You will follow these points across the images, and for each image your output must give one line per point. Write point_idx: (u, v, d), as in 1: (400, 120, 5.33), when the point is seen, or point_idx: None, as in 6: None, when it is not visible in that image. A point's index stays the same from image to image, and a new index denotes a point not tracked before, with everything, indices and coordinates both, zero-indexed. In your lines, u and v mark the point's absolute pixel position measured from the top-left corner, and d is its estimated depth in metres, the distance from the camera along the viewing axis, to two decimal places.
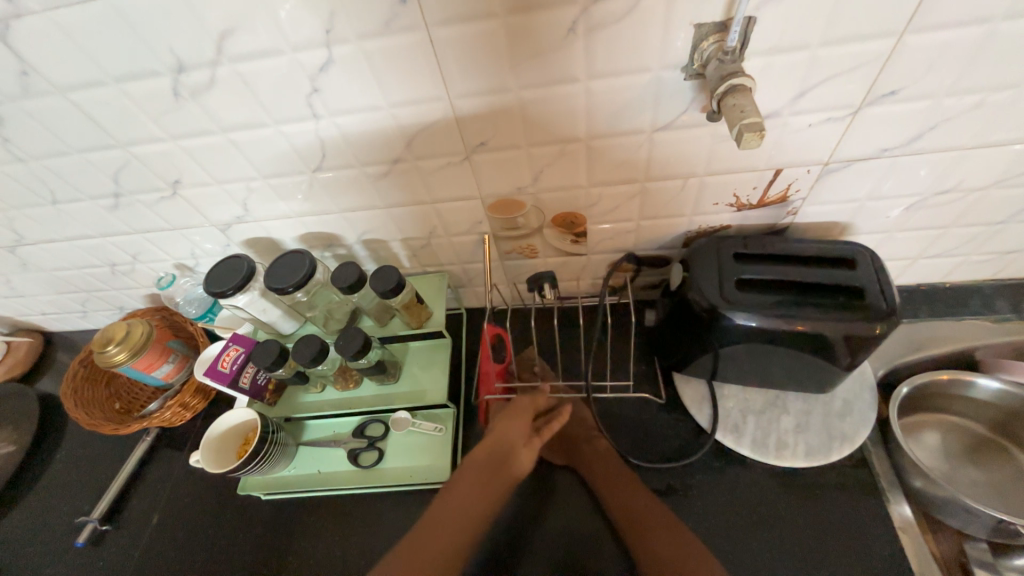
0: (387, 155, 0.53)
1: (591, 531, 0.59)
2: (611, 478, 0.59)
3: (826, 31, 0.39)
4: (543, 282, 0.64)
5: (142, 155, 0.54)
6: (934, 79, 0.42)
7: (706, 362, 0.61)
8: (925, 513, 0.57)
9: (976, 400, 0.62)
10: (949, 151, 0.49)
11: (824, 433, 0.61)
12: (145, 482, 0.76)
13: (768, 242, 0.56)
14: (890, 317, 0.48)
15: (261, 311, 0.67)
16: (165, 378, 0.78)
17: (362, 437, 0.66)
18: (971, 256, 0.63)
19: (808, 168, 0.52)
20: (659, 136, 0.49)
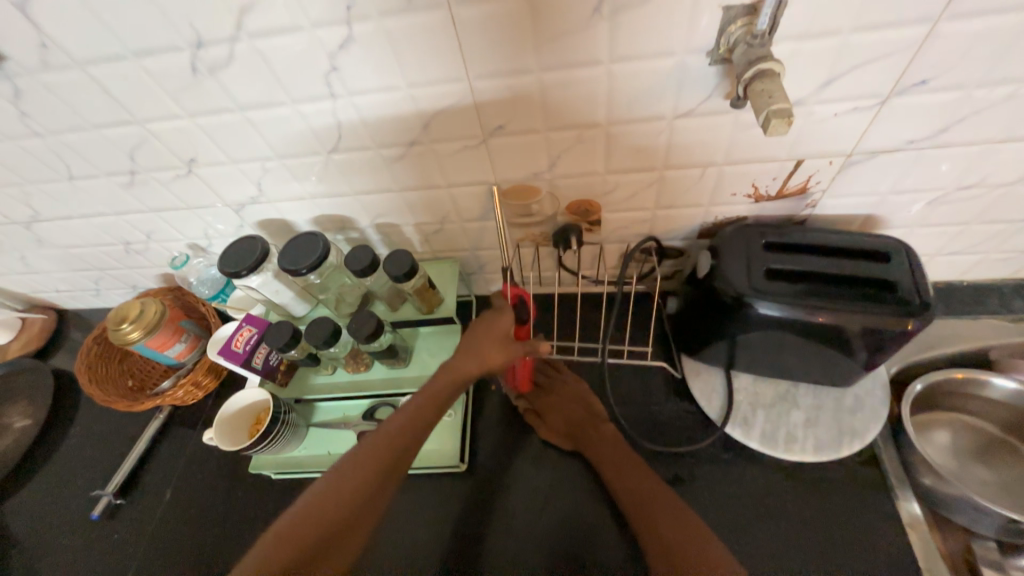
0: (403, 138, 0.53)
1: (601, 529, 0.59)
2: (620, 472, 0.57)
3: (859, 17, 0.38)
4: (569, 237, 0.62)
5: (159, 132, 0.54)
6: (967, 68, 0.41)
7: (722, 348, 0.61)
8: (933, 509, 0.57)
9: (990, 399, 0.61)
10: (977, 144, 0.48)
11: (834, 428, 0.61)
12: (157, 458, 0.78)
13: (803, 234, 0.55)
14: (923, 314, 0.47)
15: (274, 293, 0.67)
16: (178, 357, 0.80)
17: (372, 420, 0.66)
18: (992, 254, 0.62)
19: (829, 160, 0.51)
20: (679, 123, 0.48)
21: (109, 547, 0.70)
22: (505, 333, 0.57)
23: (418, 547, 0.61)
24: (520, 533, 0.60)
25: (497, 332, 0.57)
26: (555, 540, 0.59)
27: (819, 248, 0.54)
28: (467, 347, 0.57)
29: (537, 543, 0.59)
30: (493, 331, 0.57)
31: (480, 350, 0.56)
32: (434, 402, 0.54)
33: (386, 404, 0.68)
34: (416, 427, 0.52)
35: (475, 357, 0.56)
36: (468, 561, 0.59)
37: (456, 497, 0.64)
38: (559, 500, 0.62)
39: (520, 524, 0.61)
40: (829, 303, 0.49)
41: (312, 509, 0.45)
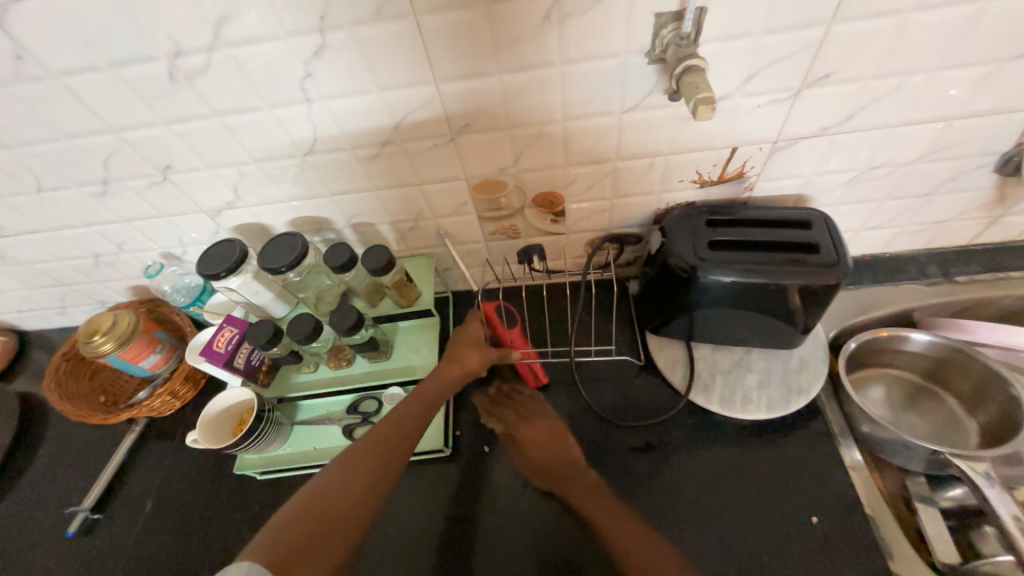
0: (376, 138, 0.57)
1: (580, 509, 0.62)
2: (596, 502, 0.59)
3: (768, 21, 0.45)
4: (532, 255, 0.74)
5: (134, 140, 0.56)
6: (860, 63, 0.48)
7: (682, 321, 0.67)
8: (872, 454, 0.64)
9: (913, 352, 0.68)
10: (879, 129, 0.55)
11: (784, 388, 0.67)
12: (134, 473, 0.76)
13: (740, 211, 0.62)
14: (843, 274, 0.54)
15: (254, 294, 0.67)
16: (153, 368, 0.80)
17: (356, 413, 0.69)
18: (905, 226, 0.70)
19: (759, 147, 0.58)
20: (627, 117, 0.54)
21: (87, 564, 0.69)
22: (476, 339, 0.69)
23: (406, 540, 0.63)
24: (503, 518, 0.63)
25: (470, 338, 0.68)
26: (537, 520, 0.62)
27: (755, 221, 0.61)
28: (450, 354, 0.67)
29: (520, 525, 0.62)
30: (468, 340, 0.68)
31: (458, 354, 0.67)
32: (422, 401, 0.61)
33: (370, 397, 0.70)
34: (405, 423, 0.58)
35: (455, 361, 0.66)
36: (456, 545, 0.62)
37: (444, 487, 0.67)
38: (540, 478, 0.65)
39: (504, 510, 0.63)
40: (766, 269, 0.55)
41: (311, 502, 0.48)
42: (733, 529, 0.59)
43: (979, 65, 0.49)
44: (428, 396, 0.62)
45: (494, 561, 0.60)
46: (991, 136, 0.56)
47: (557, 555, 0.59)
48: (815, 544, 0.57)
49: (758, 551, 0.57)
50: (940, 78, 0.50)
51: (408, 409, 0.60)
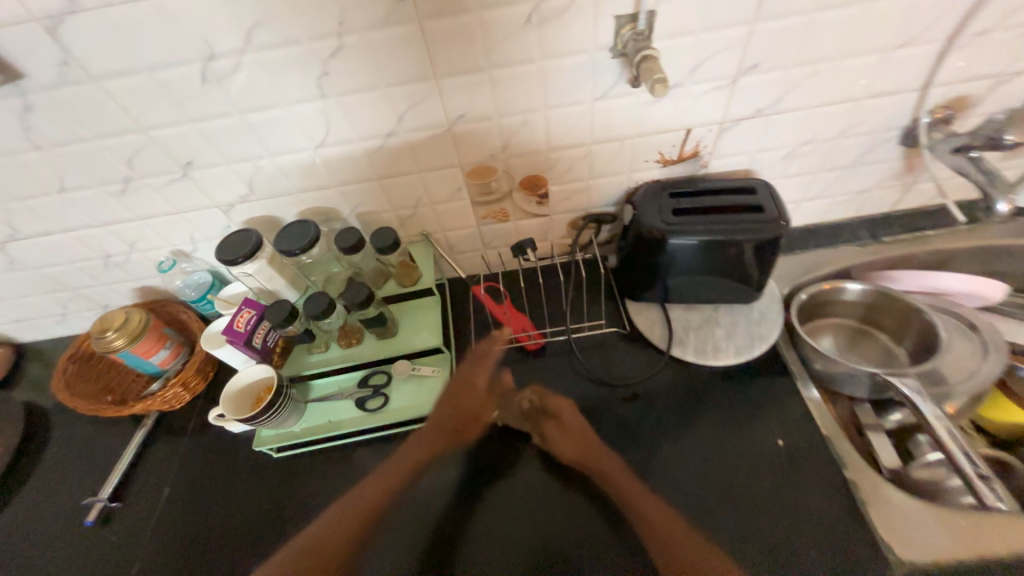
0: (381, 130, 0.64)
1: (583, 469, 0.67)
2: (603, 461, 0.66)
3: (705, 21, 0.56)
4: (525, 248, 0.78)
5: (161, 138, 0.62)
6: (781, 54, 0.60)
7: (658, 284, 0.76)
8: (825, 388, 0.73)
9: (851, 301, 0.79)
10: (803, 109, 0.67)
11: (748, 336, 0.76)
12: (148, 465, 0.79)
13: (698, 184, 0.72)
14: (783, 227, 0.65)
15: (268, 279, 0.72)
16: (162, 365, 0.83)
17: (367, 386, 0.75)
18: (837, 196, 0.83)
19: (709, 128, 0.69)
20: (598, 105, 0.64)
21: (105, 550, 0.71)
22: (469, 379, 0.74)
23: (417, 522, 0.65)
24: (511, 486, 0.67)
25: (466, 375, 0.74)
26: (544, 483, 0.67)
27: (711, 191, 0.71)
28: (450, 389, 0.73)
29: (528, 489, 0.67)
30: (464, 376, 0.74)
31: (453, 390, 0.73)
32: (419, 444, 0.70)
33: (379, 373, 0.77)
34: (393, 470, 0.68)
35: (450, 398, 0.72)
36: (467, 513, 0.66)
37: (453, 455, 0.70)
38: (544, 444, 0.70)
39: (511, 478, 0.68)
40: (720, 228, 0.66)
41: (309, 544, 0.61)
42: (714, 461, 0.67)
43: (872, 53, 0.61)
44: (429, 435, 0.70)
45: (506, 527, 0.64)
46: (891, 112, 0.69)
47: (564, 514, 0.64)
48: (782, 465, 0.66)
49: (732, 474, 0.66)
50: (843, 65, 0.62)
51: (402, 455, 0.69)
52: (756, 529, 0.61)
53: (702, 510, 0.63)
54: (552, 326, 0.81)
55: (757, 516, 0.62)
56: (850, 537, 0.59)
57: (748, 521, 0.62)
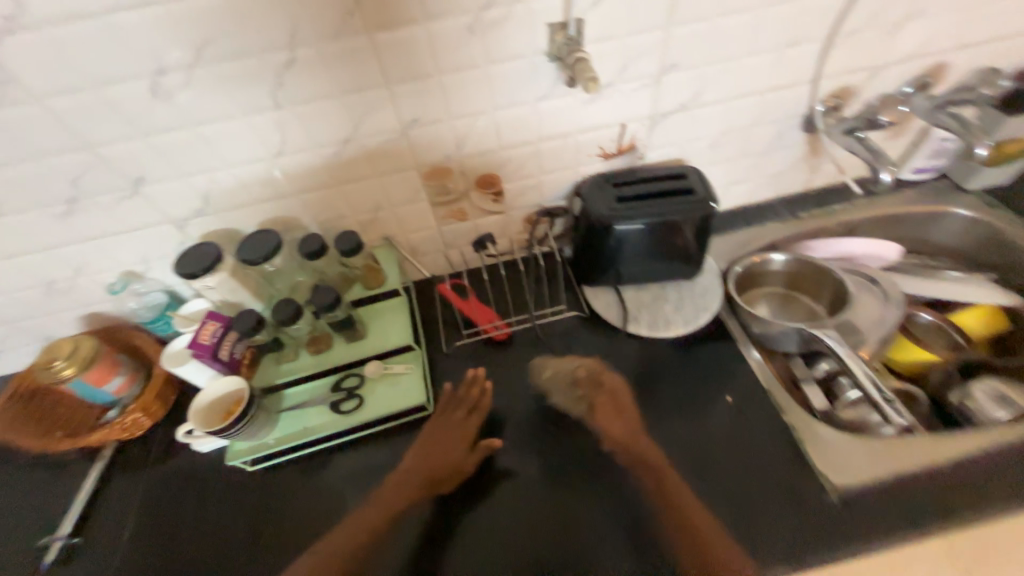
0: (338, 136, 0.67)
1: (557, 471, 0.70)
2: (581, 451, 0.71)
3: (626, 27, 0.63)
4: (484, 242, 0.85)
5: (110, 155, 0.62)
6: (694, 54, 0.69)
7: (610, 268, 0.83)
8: (764, 347, 0.82)
9: (779, 270, 0.89)
10: (719, 102, 0.76)
11: (694, 309, 0.84)
12: (109, 497, 0.76)
13: (637, 173, 0.80)
14: (712, 206, 0.73)
15: (231, 292, 0.73)
16: (117, 392, 0.80)
17: (340, 389, 0.76)
18: (759, 179, 0.93)
19: (641, 123, 0.77)
20: (541, 105, 0.70)
21: None
22: (445, 416, 0.74)
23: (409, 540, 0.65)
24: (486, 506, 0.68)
25: (443, 416, 0.74)
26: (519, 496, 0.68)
27: (648, 179, 0.79)
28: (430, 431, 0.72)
29: (511, 492, 0.69)
30: (443, 420, 0.73)
31: (432, 431, 0.72)
32: (402, 482, 0.68)
33: (352, 375, 0.78)
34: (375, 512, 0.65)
35: (430, 438, 0.71)
36: (444, 540, 0.65)
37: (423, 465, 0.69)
38: (523, 435, 0.74)
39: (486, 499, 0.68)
40: (658, 211, 0.73)
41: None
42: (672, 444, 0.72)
43: (768, 51, 0.71)
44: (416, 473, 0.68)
45: (486, 553, 0.64)
46: (792, 102, 0.79)
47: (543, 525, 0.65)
48: (732, 420, 0.73)
49: (690, 434, 0.72)
50: (747, 63, 0.72)
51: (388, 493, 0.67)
52: (713, 477, 0.68)
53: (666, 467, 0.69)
54: (517, 316, 0.86)
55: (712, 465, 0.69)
56: (790, 472, 0.67)
57: (704, 485, 0.67)
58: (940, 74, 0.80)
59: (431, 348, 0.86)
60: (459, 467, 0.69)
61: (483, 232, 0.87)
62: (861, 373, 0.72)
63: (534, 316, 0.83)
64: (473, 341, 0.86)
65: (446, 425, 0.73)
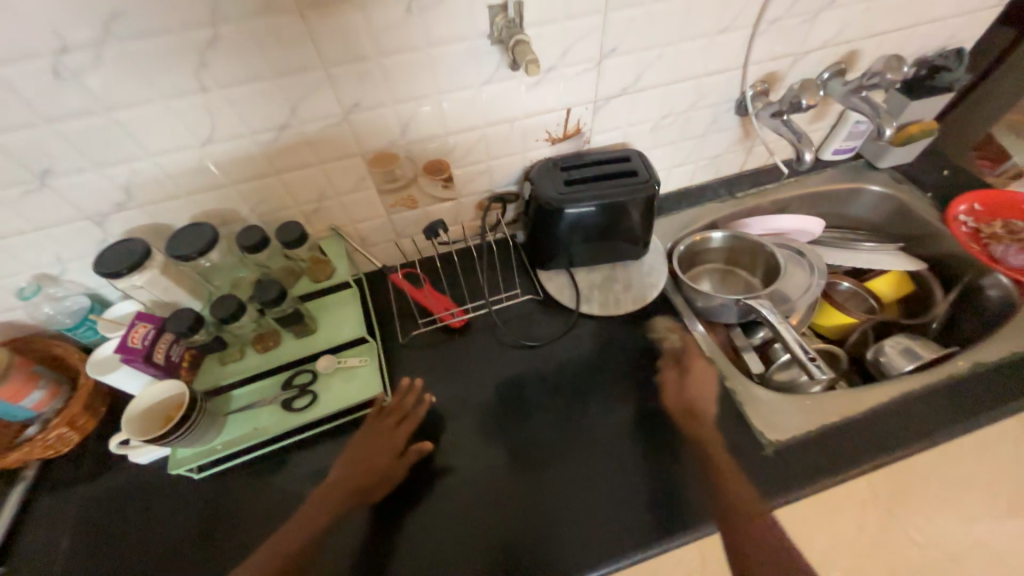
0: (273, 122, 0.64)
1: (505, 470, 0.70)
2: (545, 428, 0.74)
3: (566, 11, 0.64)
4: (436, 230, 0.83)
5: (7, 144, 0.55)
6: (632, 39, 0.71)
7: (562, 251, 0.85)
8: (707, 320, 0.87)
9: (718, 247, 0.94)
10: (659, 86, 0.79)
11: (642, 287, 0.88)
12: (36, 520, 0.70)
13: (583, 157, 0.82)
14: (655, 187, 0.76)
15: (163, 291, 0.68)
16: (37, 408, 0.73)
17: (292, 386, 0.73)
18: (698, 162, 0.98)
19: (585, 107, 0.78)
20: (485, 89, 0.70)
21: None
22: (381, 421, 0.73)
23: (382, 532, 0.64)
24: (428, 517, 0.66)
25: (377, 422, 0.73)
26: (464, 505, 0.67)
27: (595, 163, 0.81)
28: (364, 438, 0.71)
29: (479, 474, 0.70)
30: (377, 424, 0.72)
31: (367, 436, 0.71)
32: (336, 489, 0.66)
33: (304, 371, 0.75)
34: (313, 516, 0.64)
35: (365, 444, 0.70)
36: (381, 555, 0.63)
37: (375, 463, 0.69)
38: (488, 418, 0.76)
39: (429, 510, 0.67)
40: (604, 193, 0.75)
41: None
42: (616, 435, 0.73)
43: (701, 38, 0.74)
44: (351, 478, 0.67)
45: (455, 536, 0.64)
46: (725, 87, 0.84)
47: (489, 532, 0.64)
48: (686, 389, 0.77)
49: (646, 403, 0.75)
50: (682, 49, 0.75)
51: (326, 499, 0.66)
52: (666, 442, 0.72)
53: (620, 440, 0.72)
54: (473, 303, 0.87)
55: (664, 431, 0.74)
56: (733, 434, 0.72)
57: (655, 461, 0.70)
58: (852, 61, 0.87)
59: (387, 339, 0.85)
60: (389, 474, 0.68)
61: (435, 219, 0.86)
62: (790, 338, 0.74)
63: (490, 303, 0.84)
64: (430, 330, 0.85)
65: (381, 430, 0.72)
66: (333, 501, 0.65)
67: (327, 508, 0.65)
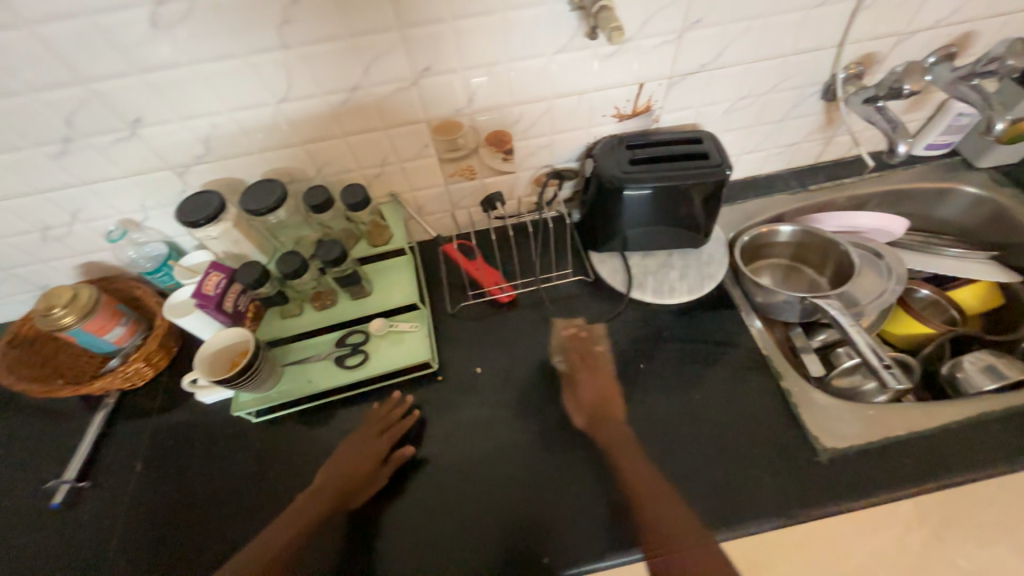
0: (345, 83, 0.64)
1: (518, 458, 0.70)
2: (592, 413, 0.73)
3: None
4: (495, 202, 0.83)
5: (106, 91, 0.59)
6: (720, 10, 0.66)
7: (618, 234, 0.82)
8: (765, 317, 0.83)
9: (785, 242, 0.89)
10: (741, 64, 0.74)
11: (699, 276, 0.84)
12: (115, 443, 0.76)
13: (651, 136, 0.78)
14: (727, 172, 0.72)
15: (234, 243, 0.71)
16: (118, 342, 0.79)
17: (345, 344, 0.76)
18: (771, 149, 0.92)
19: (659, 83, 0.74)
20: (557, 58, 0.67)
21: (81, 528, 0.69)
22: (368, 429, 0.73)
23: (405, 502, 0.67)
24: (432, 496, 0.67)
25: (364, 430, 0.73)
26: (470, 488, 0.68)
27: (663, 143, 0.78)
28: (351, 445, 0.71)
29: (519, 449, 0.71)
30: (364, 431, 0.72)
31: (354, 443, 0.71)
32: (321, 490, 0.68)
33: (357, 331, 0.78)
34: (304, 511, 0.66)
35: (350, 450, 0.71)
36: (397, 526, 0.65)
37: (359, 468, 0.68)
38: (533, 394, 0.76)
39: (432, 490, 0.68)
40: (670, 175, 0.72)
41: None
42: (652, 429, 0.72)
43: (796, 11, 0.68)
44: (335, 483, 0.68)
45: (465, 516, 0.65)
46: (815, 66, 0.77)
47: (489, 521, 0.65)
48: (698, 396, 0.75)
49: (690, 399, 0.75)
50: (773, 23, 0.69)
51: (314, 496, 0.67)
52: (712, 437, 0.71)
53: (653, 435, 0.71)
54: (523, 279, 0.86)
55: (709, 425, 0.72)
56: (782, 434, 0.70)
57: (696, 455, 0.70)
58: (965, 44, 0.78)
59: (436, 308, 0.86)
60: (369, 482, 0.67)
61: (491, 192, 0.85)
62: (862, 343, 0.70)
63: (541, 280, 0.83)
64: (478, 303, 0.86)
65: (367, 437, 0.72)
66: (317, 501, 0.67)
67: (316, 506, 0.66)
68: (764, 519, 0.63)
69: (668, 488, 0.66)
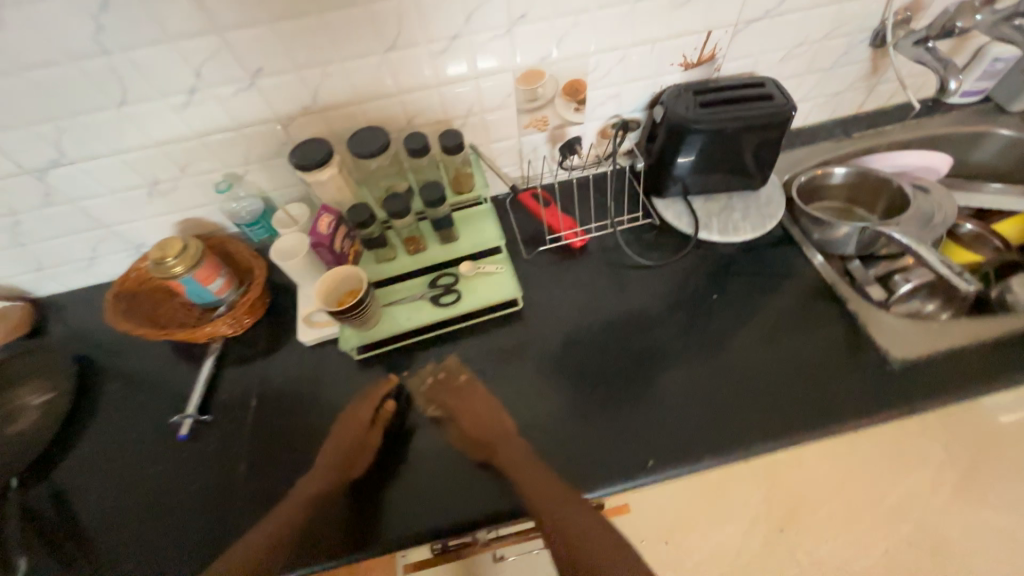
0: (448, 31, 0.69)
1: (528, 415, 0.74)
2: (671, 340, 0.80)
3: None
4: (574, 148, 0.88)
5: (235, 41, 0.64)
6: None
7: (684, 177, 0.88)
8: (824, 251, 0.89)
9: (838, 184, 0.95)
10: (800, 10, 0.80)
11: (760, 216, 0.90)
12: (226, 384, 0.82)
13: (714, 83, 0.84)
14: (792, 110, 0.76)
15: (337, 189, 0.77)
16: (220, 293, 0.83)
17: (440, 284, 0.82)
18: (818, 99, 0.97)
19: (725, 31, 0.80)
20: (638, 6, 0.73)
21: (207, 457, 0.74)
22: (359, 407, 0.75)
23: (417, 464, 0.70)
24: (432, 456, 0.71)
25: (356, 408, 0.75)
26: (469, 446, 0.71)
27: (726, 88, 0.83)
28: (348, 421, 0.74)
29: (609, 372, 0.77)
30: (357, 408, 0.75)
31: (349, 418, 0.74)
32: (327, 460, 0.70)
33: (448, 273, 0.83)
34: (313, 482, 0.68)
35: (348, 424, 0.74)
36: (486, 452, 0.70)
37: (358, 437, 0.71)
38: (615, 325, 0.82)
39: (430, 455, 0.71)
40: (737, 114, 0.77)
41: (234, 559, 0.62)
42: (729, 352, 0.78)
43: None
44: (341, 451, 0.70)
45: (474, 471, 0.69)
46: (868, 11, 0.82)
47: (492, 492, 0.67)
48: (770, 321, 0.81)
49: (761, 321, 0.81)
50: None
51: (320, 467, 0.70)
52: (786, 356, 0.77)
53: (723, 362, 0.77)
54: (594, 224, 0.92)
55: (782, 346, 0.78)
56: (852, 350, 0.76)
57: (774, 369, 0.75)
58: None
59: (512, 255, 0.91)
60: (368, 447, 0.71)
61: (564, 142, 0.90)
62: (933, 259, 0.77)
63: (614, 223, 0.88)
64: (553, 249, 0.91)
65: (360, 413, 0.74)
66: (322, 471, 0.69)
67: (321, 475, 0.69)
68: (843, 420, 0.69)
69: (750, 401, 0.72)
